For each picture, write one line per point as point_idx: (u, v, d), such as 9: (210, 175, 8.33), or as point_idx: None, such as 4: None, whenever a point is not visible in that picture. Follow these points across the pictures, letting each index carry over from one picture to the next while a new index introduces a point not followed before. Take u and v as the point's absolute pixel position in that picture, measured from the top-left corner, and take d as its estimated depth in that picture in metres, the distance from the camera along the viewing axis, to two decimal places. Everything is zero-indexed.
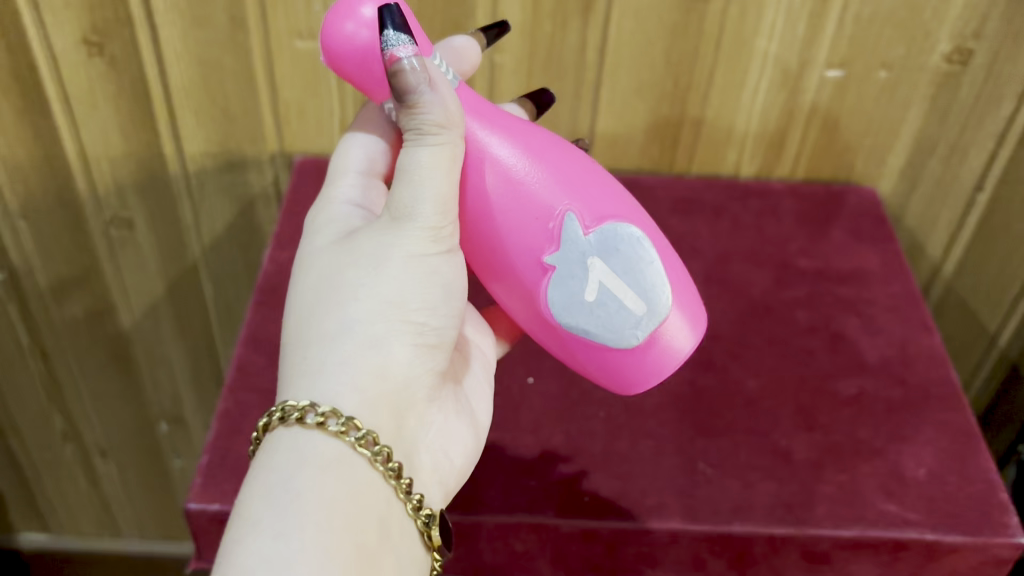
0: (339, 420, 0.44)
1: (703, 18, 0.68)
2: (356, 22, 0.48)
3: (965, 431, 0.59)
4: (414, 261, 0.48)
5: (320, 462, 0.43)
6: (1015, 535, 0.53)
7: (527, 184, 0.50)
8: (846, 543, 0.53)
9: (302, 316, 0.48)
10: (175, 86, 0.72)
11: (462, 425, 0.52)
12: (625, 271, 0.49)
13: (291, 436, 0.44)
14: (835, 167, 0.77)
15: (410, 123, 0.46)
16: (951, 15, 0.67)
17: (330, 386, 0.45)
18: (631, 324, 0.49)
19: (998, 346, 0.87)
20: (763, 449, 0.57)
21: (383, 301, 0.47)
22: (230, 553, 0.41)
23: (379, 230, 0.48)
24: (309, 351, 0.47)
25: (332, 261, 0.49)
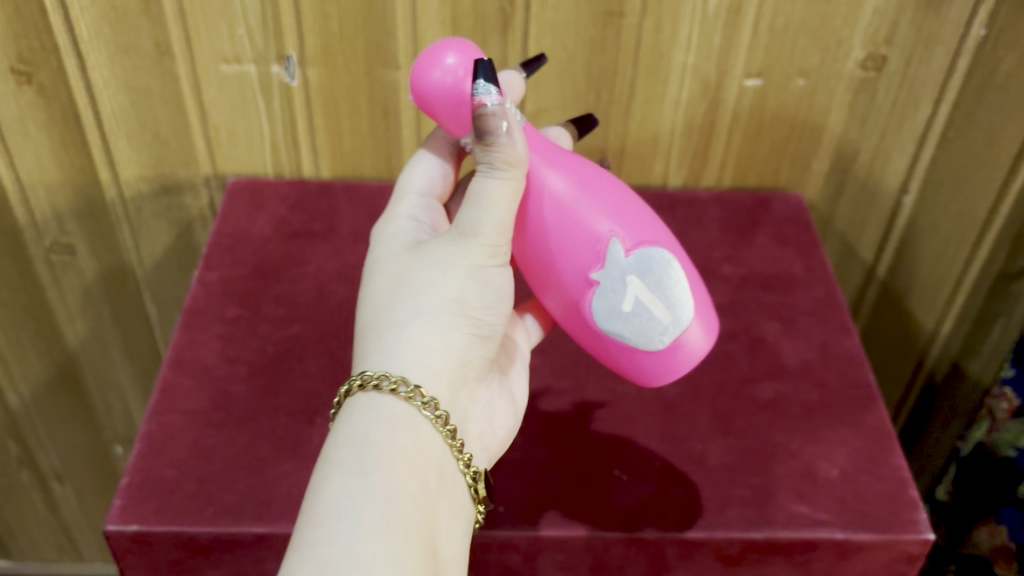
0: (408, 386, 0.47)
1: (620, 32, 0.69)
2: (442, 70, 0.51)
3: (879, 431, 0.60)
4: (475, 271, 0.51)
5: (392, 420, 0.47)
6: (923, 532, 0.54)
7: (578, 207, 0.53)
8: (756, 545, 0.54)
9: (373, 304, 0.51)
10: (106, 112, 0.73)
11: (507, 402, 0.56)
12: (659, 285, 0.52)
13: (366, 402, 0.47)
14: (760, 174, 0.78)
15: (482, 158, 0.49)
16: (862, 23, 0.69)
17: (400, 360, 0.48)
18: (660, 331, 0.52)
19: (937, 343, 0.89)
20: (677, 454, 0.58)
21: (448, 297, 0.50)
22: (316, 489, 0.44)
23: (446, 241, 0.51)
24: (382, 331, 0.50)
25: (404, 262, 0.52)
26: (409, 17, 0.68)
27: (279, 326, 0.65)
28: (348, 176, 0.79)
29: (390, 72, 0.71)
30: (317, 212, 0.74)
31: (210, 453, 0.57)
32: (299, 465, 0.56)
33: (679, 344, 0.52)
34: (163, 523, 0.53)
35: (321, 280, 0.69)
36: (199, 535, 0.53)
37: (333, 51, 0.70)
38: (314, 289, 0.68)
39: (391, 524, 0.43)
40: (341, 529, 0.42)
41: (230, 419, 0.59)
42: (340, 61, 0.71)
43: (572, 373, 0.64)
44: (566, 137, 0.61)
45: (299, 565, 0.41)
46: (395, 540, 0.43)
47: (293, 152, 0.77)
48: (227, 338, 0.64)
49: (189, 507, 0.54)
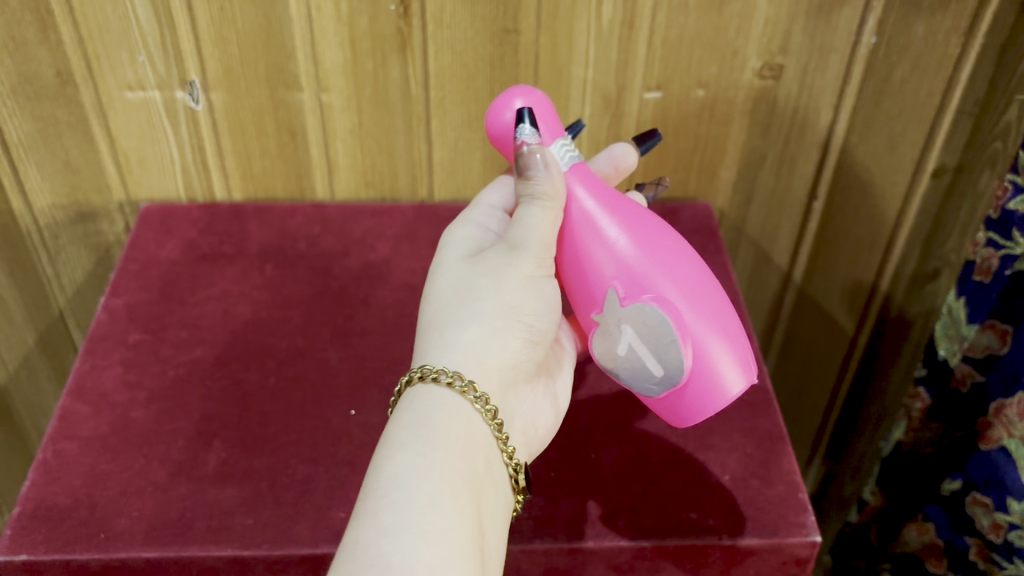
0: (463, 380, 0.48)
1: (518, 48, 0.70)
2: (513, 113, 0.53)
3: (771, 435, 0.61)
4: (528, 279, 0.51)
5: (448, 410, 0.47)
6: (810, 534, 0.55)
7: (592, 249, 0.53)
8: (646, 552, 0.54)
9: (433, 304, 0.52)
10: (13, 140, 0.72)
11: (549, 404, 0.56)
12: (650, 338, 0.51)
13: (427, 393, 0.48)
14: (670, 185, 0.80)
15: (522, 188, 0.51)
16: (755, 33, 0.70)
17: (457, 357, 0.49)
18: (651, 379, 0.52)
19: (881, 291, 0.86)
20: (571, 465, 0.59)
21: (504, 301, 0.50)
22: (375, 468, 0.45)
23: (500, 250, 0.52)
24: (441, 327, 0.50)
25: (462, 266, 0.52)
26: (306, 39, 0.69)
27: (182, 349, 0.65)
28: (261, 197, 0.80)
29: (293, 94, 0.72)
30: (227, 234, 0.75)
31: (106, 479, 0.57)
32: (192, 488, 0.57)
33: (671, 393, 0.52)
34: (51, 551, 0.53)
35: (226, 302, 0.69)
36: (89, 562, 0.53)
37: (235, 75, 0.71)
38: (218, 311, 0.68)
39: (448, 496, 0.44)
40: (400, 499, 0.43)
41: (126, 445, 0.59)
42: (242, 83, 0.71)
43: None
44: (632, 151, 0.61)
45: (361, 532, 0.42)
46: (451, 514, 0.43)
47: (204, 175, 0.78)
48: (129, 364, 0.64)
49: (78, 534, 0.54)
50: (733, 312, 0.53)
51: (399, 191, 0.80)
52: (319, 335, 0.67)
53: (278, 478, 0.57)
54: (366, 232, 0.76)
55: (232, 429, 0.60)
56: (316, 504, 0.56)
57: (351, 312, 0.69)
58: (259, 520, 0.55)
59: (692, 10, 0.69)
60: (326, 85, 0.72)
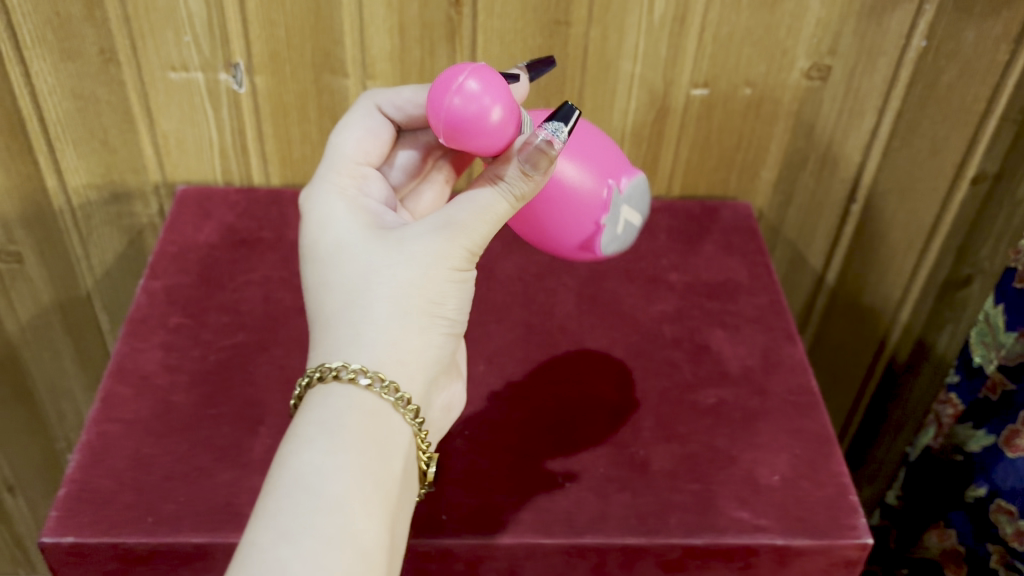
0: (382, 382, 0.47)
1: (567, 40, 0.69)
2: (463, 98, 0.49)
3: (819, 437, 0.60)
4: (458, 273, 0.49)
5: (364, 410, 0.46)
6: (861, 537, 0.55)
7: (574, 175, 0.55)
8: (697, 551, 0.54)
9: (343, 293, 0.49)
10: (51, 118, 0.72)
11: (452, 386, 0.56)
12: (636, 199, 0.57)
13: (339, 392, 0.46)
14: (710, 184, 0.79)
15: (513, 180, 0.49)
16: (805, 33, 0.70)
17: (375, 355, 0.47)
18: (633, 229, 0.58)
19: (900, 326, 0.89)
20: (618, 461, 0.58)
21: (429, 297, 0.48)
22: (283, 463, 0.44)
23: (426, 234, 0.49)
24: (356, 319, 0.48)
25: (376, 252, 0.49)
26: (356, 25, 0.68)
27: (223, 334, 0.65)
28: (298, 183, 0.79)
29: (338, 80, 0.71)
30: (266, 219, 0.74)
31: (150, 462, 0.57)
32: (238, 475, 0.56)
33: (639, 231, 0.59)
34: (98, 534, 0.52)
35: (266, 287, 0.68)
36: (137, 546, 0.52)
37: (281, 59, 0.70)
38: (259, 296, 0.68)
39: (357, 500, 0.43)
40: (305, 501, 0.42)
41: (170, 429, 0.58)
42: (288, 67, 0.71)
43: (519, 379, 0.63)
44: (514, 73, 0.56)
45: (257, 533, 0.41)
46: (358, 519, 0.43)
47: (243, 159, 0.77)
48: (171, 347, 0.64)
49: (124, 518, 0.53)
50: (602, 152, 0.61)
51: None
52: None
53: None
54: None
55: (277, 417, 0.59)
56: None
57: None
58: None
59: (745, 8, 0.68)
60: (371, 71, 0.71)
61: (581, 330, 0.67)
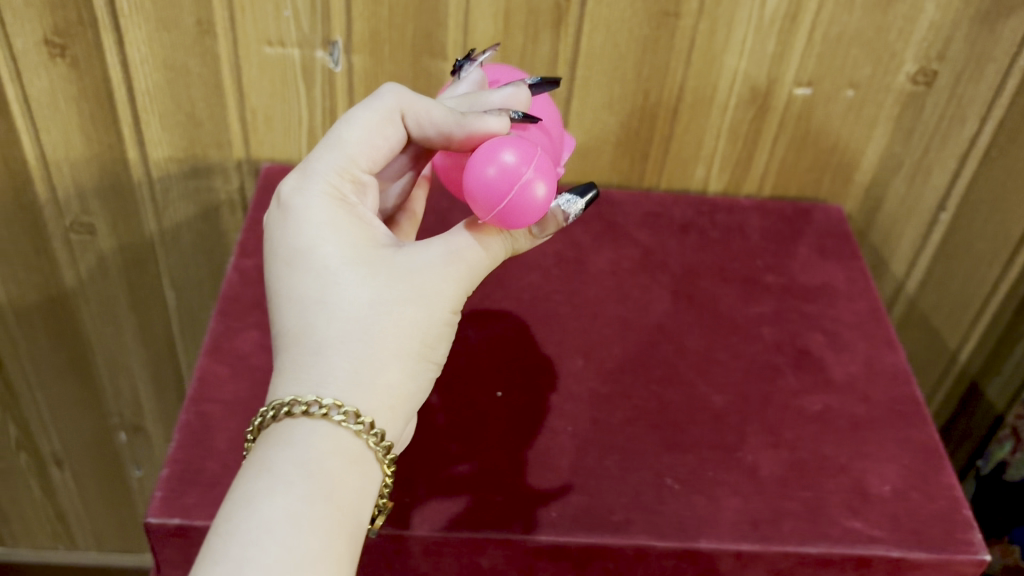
0: (373, 430, 0.45)
1: (674, 33, 0.68)
2: (501, 168, 0.46)
3: (928, 448, 0.59)
4: (451, 318, 0.49)
5: (348, 458, 0.44)
6: (979, 553, 0.53)
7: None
8: (811, 560, 0.53)
9: (342, 321, 0.46)
10: (140, 89, 0.71)
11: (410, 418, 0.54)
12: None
13: (329, 432, 0.44)
14: (801, 185, 0.78)
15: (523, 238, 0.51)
16: (916, 36, 0.68)
17: (368, 399, 0.45)
18: None
19: (959, 362, 0.90)
20: (726, 465, 0.57)
21: (424, 341, 0.47)
22: (253, 503, 0.42)
23: (429, 274, 0.47)
24: (352, 354, 0.45)
25: (380, 283, 0.46)
26: (461, 7, 0.67)
27: None
28: None
29: (437, 64, 0.70)
30: None
31: None
32: None
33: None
34: (205, 517, 0.51)
35: None
36: None
37: (381, 38, 0.68)
38: None
39: (331, 557, 0.41)
40: (275, 554, 0.40)
41: None
42: (387, 48, 0.69)
43: (617, 376, 0.62)
44: (521, 92, 0.51)
45: None
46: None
47: None
48: (265, 328, 0.62)
49: None
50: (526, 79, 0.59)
51: None
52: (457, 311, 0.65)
53: (436, 460, 0.56)
54: None
55: None
56: (473, 486, 0.55)
57: (486, 291, 0.67)
58: (420, 500, 0.54)
59: (858, 8, 0.67)
60: None
61: (679, 329, 0.66)
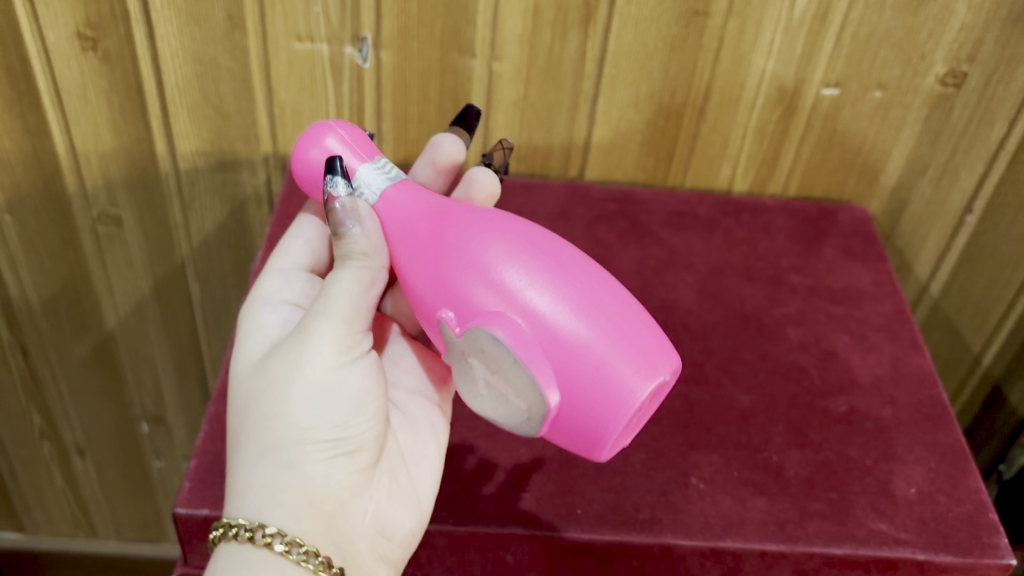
0: (263, 531, 0.47)
1: (702, 32, 0.68)
2: (321, 149, 0.50)
3: (955, 451, 0.59)
4: (322, 381, 0.49)
5: (250, 566, 0.46)
6: (1004, 557, 0.54)
7: (420, 294, 0.48)
8: (836, 561, 0.53)
9: (232, 440, 0.51)
10: (169, 82, 0.71)
11: (408, 502, 0.52)
12: (494, 367, 0.45)
13: (233, 552, 0.47)
14: (826, 186, 0.78)
15: (337, 251, 0.49)
16: (947, 38, 0.68)
17: (253, 503, 0.48)
18: (527, 415, 0.45)
19: (982, 365, 0.89)
20: (753, 466, 0.57)
21: (294, 422, 0.48)
22: None
23: (290, 352, 0.49)
24: (238, 467, 0.49)
25: (249, 389, 0.50)
26: (490, 5, 0.67)
27: None
28: (410, 163, 0.78)
29: (465, 60, 0.70)
30: None
31: None
32: None
33: (567, 428, 0.45)
34: None
35: None
36: None
37: (410, 34, 0.69)
38: None
39: None
40: None
41: None
42: (415, 44, 0.69)
43: None
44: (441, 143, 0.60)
45: None
46: None
47: None
48: None
49: None
50: (573, 310, 0.44)
51: (550, 168, 0.77)
52: None
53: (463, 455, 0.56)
54: (520, 207, 0.73)
55: None
56: (498, 482, 0.55)
57: None
58: (442, 495, 0.54)
59: (888, 9, 0.67)
60: (499, 53, 0.70)
61: (704, 328, 0.66)
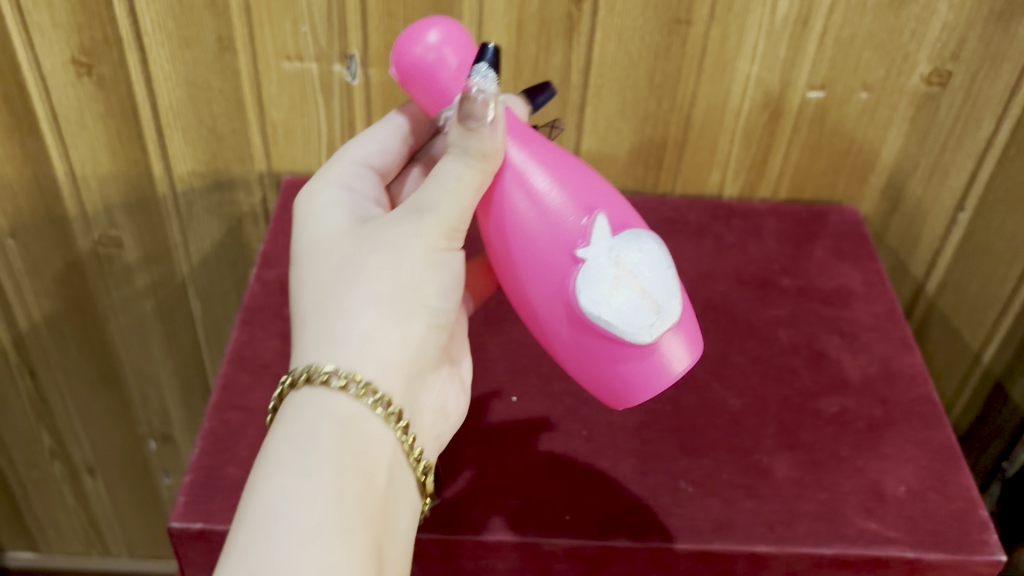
0: (360, 383, 0.45)
1: (686, 39, 0.69)
2: (437, 47, 0.51)
3: (946, 449, 0.59)
4: (428, 254, 0.48)
5: (338, 416, 0.44)
6: (994, 553, 0.53)
7: (551, 200, 0.50)
8: (825, 561, 0.53)
9: (316, 289, 0.48)
10: (163, 105, 0.73)
11: (456, 389, 0.55)
12: (648, 272, 0.49)
13: (326, 399, 0.45)
14: (816, 188, 0.79)
15: (462, 139, 0.48)
16: (930, 38, 0.68)
17: (347, 351, 0.46)
18: (652, 322, 0.48)
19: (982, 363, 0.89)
20: (743, 468, 0.57)
21: (400, 283, 0.47)
22: (255, 490, 0.42)
23: (401, 219, 0.49)
24: (329, 316, 0.47)
25: (350, 245, 0.49)
26: (474, 20, 0.68)
27: None
28: None
29: None
30: None
31: None
32: None
33: (660, 352, 0.49)
34: (227, 521, 0.53)
35: None
36: None
37: None
38: None
39: (330, 527, 0.41)
40: (277, 533, 0.40)
41: None
42: None
43: None
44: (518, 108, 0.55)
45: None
46: (338, 548, 0.40)
47: None
48: (286, 336, 0.64)
49: None
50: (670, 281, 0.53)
51: None
52: (473, 319, 0.67)
53: (453, 464, 0.57)
54: None
55: None
56: (489, 491, 0.55)
57: (504, 298, 0.69)
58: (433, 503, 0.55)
59: (869, 10, 0.67)
60: None
61: None
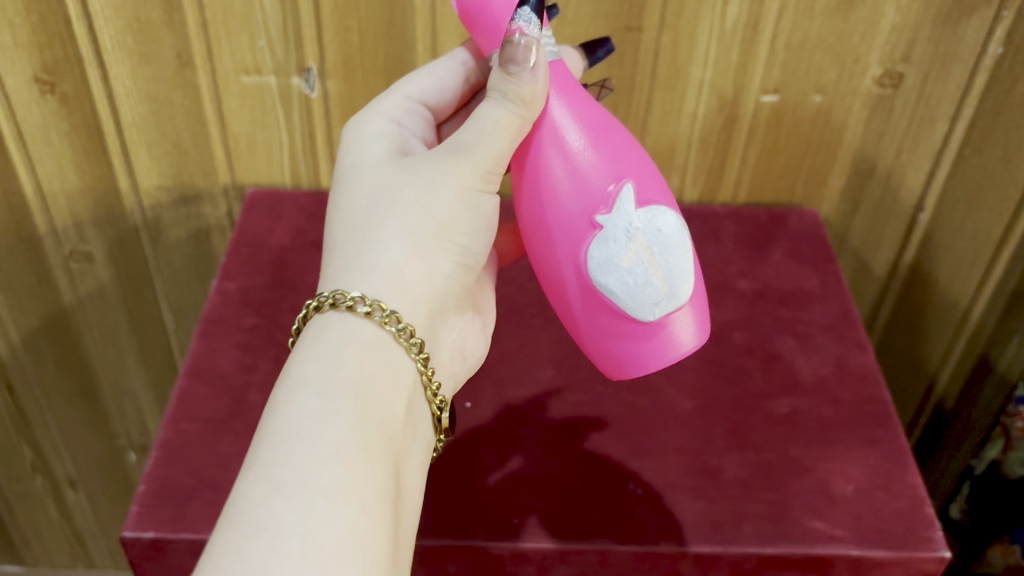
0: (384, 311, 0.46)
1: (638, 46, 0.69)
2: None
3: (895, 448, 0.60)
4: (462, 193, 0.49)
5: (361, 342, 0.45)
6: (938, 549, 0.54)
7: (578, 163, 0.49)
8: (770, 560, 0.54)
9: (350, 216, 0.49)
10: (127, 122, 0.74)
11: (478, 327, 0.56)
12: (665, 252, 0.48)
13: (353, 323, 0.45)
14: (776, 191, 0.79)
15: (500, 83, 0.48)
16: (879, 41, 0.69)
17: (374, 281, 0.47)
18: (657, 301, 0.48)
19: None
20: (692, 470, 0.58)
21: (432, 217, 0.48)
22: (276, 405, 0.42)
23: (439, 156, 0.49)
24: (360, 244, 0.48)
25: (387, 176, 0.50)
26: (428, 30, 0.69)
27: None
28: None
29: None
30: None
31: (228, 461, 0.58)
32: None
33: (660, 334, 0.49)
34: (180, 530, 0.54)
35: None
36: None
37: (353, 63, 0.71)
38: None
39: (348, 447, 0.41)
40: (299, 448, 0.40)
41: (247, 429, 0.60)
42: (360, 73, 0.72)
43: (587, 386, 0.64)
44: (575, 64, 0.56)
45: (249, 486, 0.39)
46: (357, 465, 0.40)
47: (311, 162, 0.78)
48: (245, 347, 0.65)
49: (207, 514, 0.55)
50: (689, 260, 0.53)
51: None
52: None
53: None
54: None
55: None
56: (440, 496, 0.56)
57: None
58: None
59: (818, 14, 0.68)
60: None
61: None
